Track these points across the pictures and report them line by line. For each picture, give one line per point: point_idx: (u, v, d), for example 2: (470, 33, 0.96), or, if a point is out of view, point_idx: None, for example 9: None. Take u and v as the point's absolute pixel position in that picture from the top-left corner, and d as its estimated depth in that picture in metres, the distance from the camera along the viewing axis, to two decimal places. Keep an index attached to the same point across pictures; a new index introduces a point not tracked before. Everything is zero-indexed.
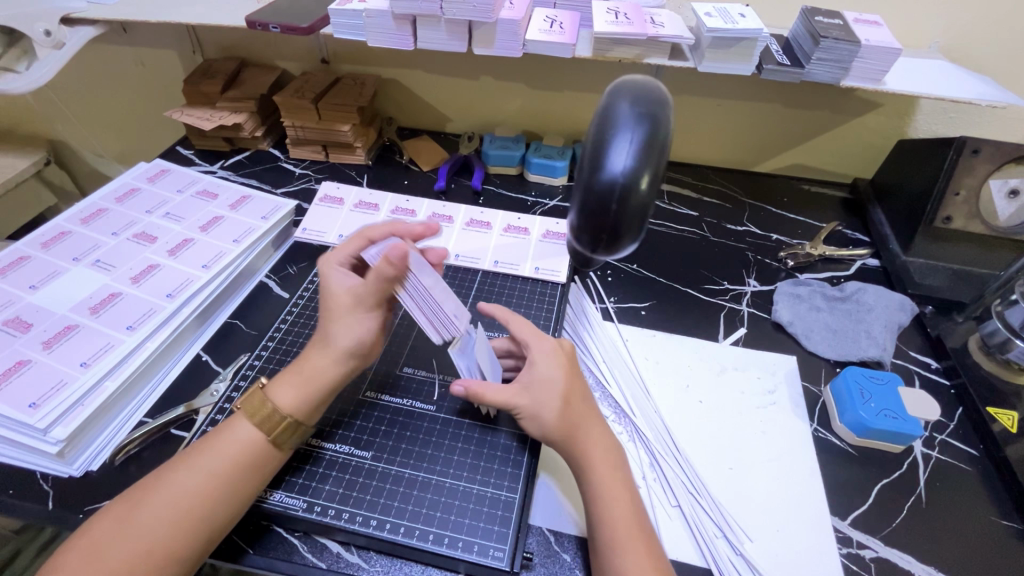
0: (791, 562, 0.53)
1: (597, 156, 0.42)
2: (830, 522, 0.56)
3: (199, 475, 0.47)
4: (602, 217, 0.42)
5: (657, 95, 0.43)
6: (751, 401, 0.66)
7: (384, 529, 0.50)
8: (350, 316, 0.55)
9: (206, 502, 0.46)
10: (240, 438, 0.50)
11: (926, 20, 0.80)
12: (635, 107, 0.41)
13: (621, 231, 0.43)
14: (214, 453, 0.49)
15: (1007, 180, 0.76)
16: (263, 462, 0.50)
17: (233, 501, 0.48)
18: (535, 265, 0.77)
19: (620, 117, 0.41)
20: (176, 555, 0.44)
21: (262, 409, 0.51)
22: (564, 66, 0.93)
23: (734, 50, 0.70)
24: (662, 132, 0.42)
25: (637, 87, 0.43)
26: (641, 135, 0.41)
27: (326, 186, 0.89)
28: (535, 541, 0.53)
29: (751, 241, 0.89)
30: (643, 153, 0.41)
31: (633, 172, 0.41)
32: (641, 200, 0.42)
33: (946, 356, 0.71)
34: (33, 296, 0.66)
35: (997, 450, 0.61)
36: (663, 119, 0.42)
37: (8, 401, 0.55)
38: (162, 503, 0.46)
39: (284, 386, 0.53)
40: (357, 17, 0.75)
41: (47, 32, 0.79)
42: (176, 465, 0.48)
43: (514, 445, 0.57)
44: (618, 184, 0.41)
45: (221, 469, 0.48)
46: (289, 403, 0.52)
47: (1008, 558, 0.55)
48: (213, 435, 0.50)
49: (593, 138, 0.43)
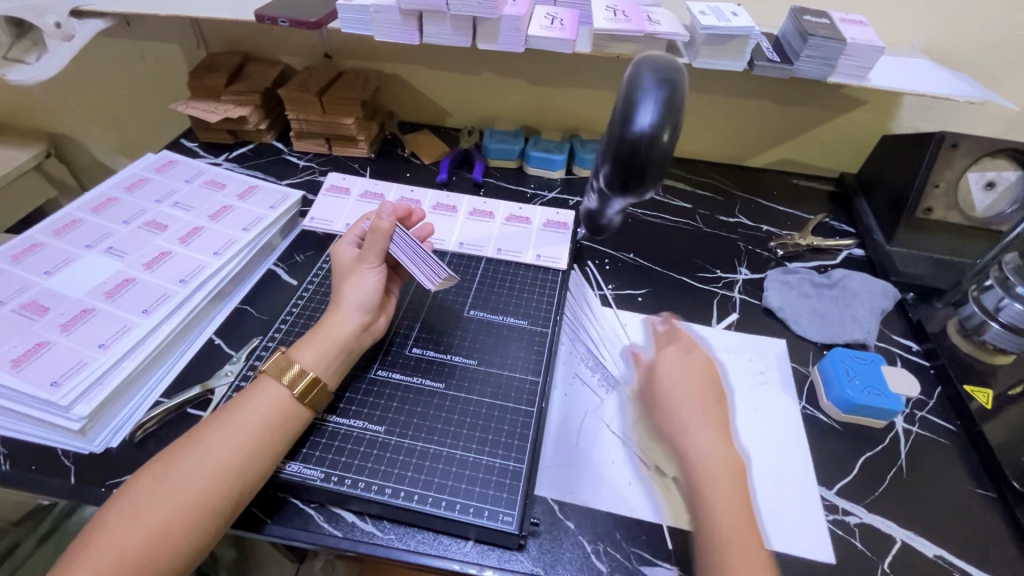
0: (782, 527, 0.56)
1: (625, 114, 0.45)
2: (818, 492, 0.59)
3: (230, 434, 0.51)
4: (627, 167, 0.46)
5: (674, 62, 0.47)
6: (745, 380, 0.69)
7: (399, 496, 0.53)
8: (355, 272, 0.63)
9: (236, 461, 0.50)
10: (268, 400, 0.54)
11: (907, 21, 0.84)
12: (656, 72, 0.45)
13: (644, 180, 0.47)
14: (244, 413, 0.52)
15: (983, 173, 0.81)
16: (289, 426, 0.54)
17: (262, 460, 0.51)
18: (536, 253, 0.80)
19: (644, 81, 0.45)
20: (210, 506, 0.47)
21: (288, 369, 0.56)
22: (563, 63, 0.96)
23: (726, 47, 0.73)
24: (680, 94, 0.45)
25: (657, 57, 0.47)
26: (663, 96, 0.44)
27: (332, 177, 0.92)
28: (540, 510, 0.56)
29: (742, 231, 0.92)
30: (666, 111, 0.44)
31: (657, 127, 0.44)
32: (662, 151, 0.45)
33: (926, 339, 0.74)
34: (48, 282, 0.68)
35: (973, 427, 0.65)
36: (681, 83, 0.46)
37: (30, 380, 0.57)
38: (196, 459, 0.49)
39: (305, 346, 0.58)
40: (364, 12, 0.77)
41: (58, 24, 0.81)
42: (206, 427, 0.51)
43: (521, 420, 0.60)
44: (644, 137, 0.44)
45: (251, 428, 0.51)
46: (312, 363, 0.57)
47: (980, 522, 0.59)
48: (241, 398, 0.54)
49: (620, 101, 0.46)
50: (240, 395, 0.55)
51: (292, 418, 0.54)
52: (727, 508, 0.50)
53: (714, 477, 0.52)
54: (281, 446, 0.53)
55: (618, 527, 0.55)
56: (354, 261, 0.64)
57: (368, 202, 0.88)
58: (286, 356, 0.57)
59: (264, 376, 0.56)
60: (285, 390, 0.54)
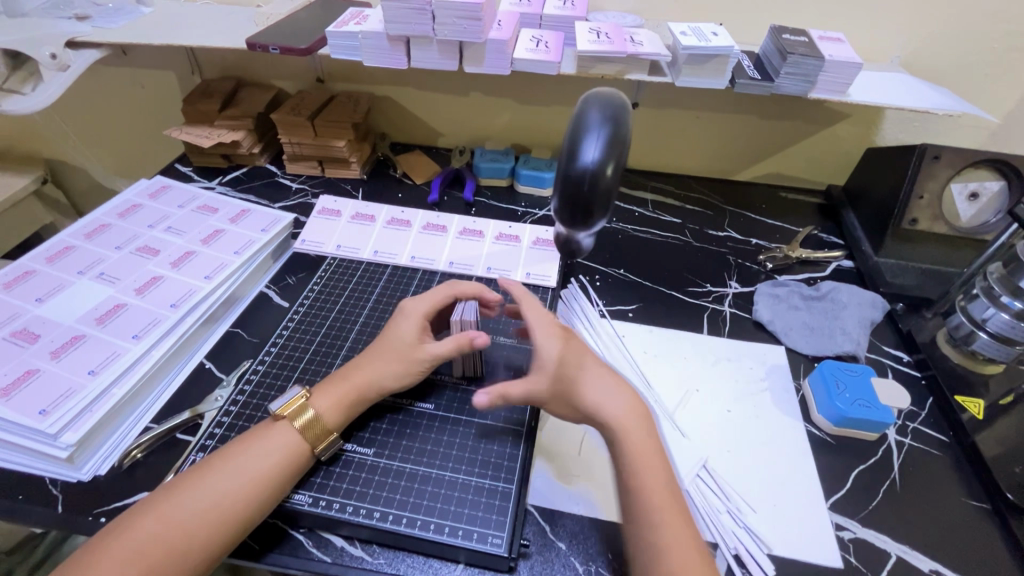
0: (787, 536, 0.56)
1: (570, 149, 0.43)
2: (825, 508, 0.59)
3: (236, 482, 0.50)
4: (572, 203, 0.44)
5: (621, 96, 0.45)
6: (744, 388, 0.70)
7: (387, 520, 0.53)
8: (408, 356, 0.60)
9: (241, 506, 0.49)
10: (278, 446, 0.53)
11: (884, 38, 0.86)
12: (604, 106, 0.43)
13: (591, 215, 0.44)
14: (252, 459, 0.52)
15: (966, 184, 0.82)
16: (295, 474, 0.53)
17: (265, 504, 0.51)
18: (525, 271, 0.81)
19: (590, 116, 0.43)
20: (211, 553, 0.47)
21: (304, 415, 0.55)
22: (549, 83, 0.98)
23: (708, 66, 0.75)
24: (626, 129, 0.44)
25: (605, 91, 0.45)
26: (608, 132, 0.42)
27: (324, 199, 0.93)
28: (531, 530, 0.55)
29: (731, 246, 0.93)
30: (611, 146, 0.42)
31: (601, 163, 0.42)
32: (607, 187, 0.43)
33: (917, 350, 0.75)
34: (40, 308, 0.68)
35: (966, 437, 0.65)
36: (627, 119, 0.44)
37: (19, 409, 0.57)
38: (202, 506, 0.48)
39: (325, 404, 0.56)
40: (353, 38, 0.79)
41: (53, 55, 0.83)
42: (215, 464, 0.51)
43: (511, 438, 0.60)
44: (587, 172, 0.42)
45: (258, 474, 0.51)
46: (339, 424, 0.56)
47: (976, 534, 0.58)
48: (257, 438, 0.53)
49: (565, 135, 0.44)
50: (250, 435, 0.54)
51: (302, 466, 0.54)
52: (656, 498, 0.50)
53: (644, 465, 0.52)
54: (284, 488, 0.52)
55: (610, 547, 0.54)
56: (415, 339, 0.61)
57: (360, 223, 0.89)
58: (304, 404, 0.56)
59: (282, 421, 0.55)
60: (305, 445, 0.54)
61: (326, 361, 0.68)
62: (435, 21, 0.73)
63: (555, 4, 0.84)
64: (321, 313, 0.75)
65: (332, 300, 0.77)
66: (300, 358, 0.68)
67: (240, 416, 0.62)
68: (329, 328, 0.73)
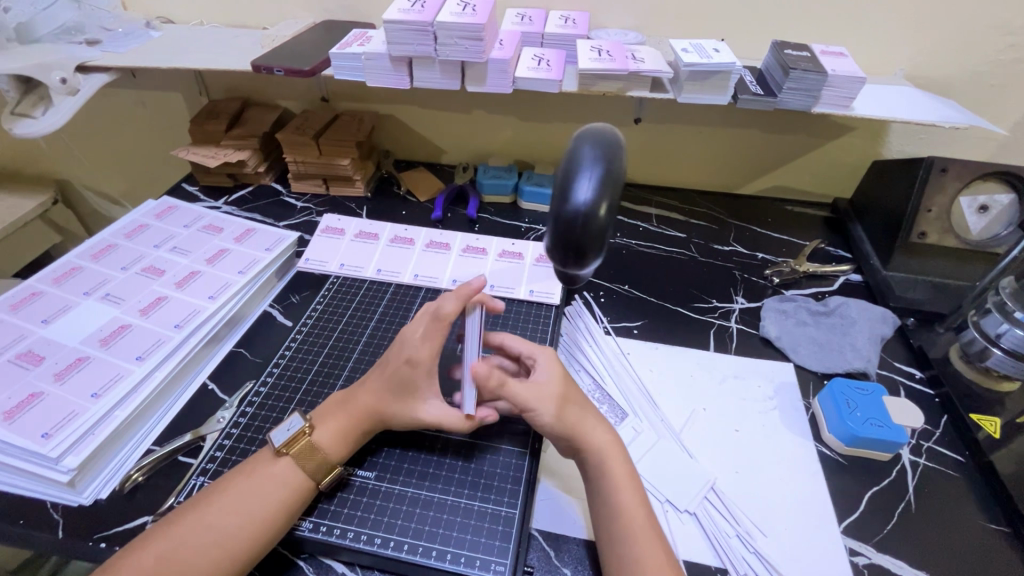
0: (802, 561, 0.55)
1: (562, 189, 0.42)
2: (838, 534, 0.57)
3: (239, 523, 0.49)
4: (565, 242, 0.43)
5: (614, 133, 0.45)
6: (752, 406, 0.69)
7: (388, 546, 0.52)
8: (410, 404, 0.58)
9: (241, 544, 0.48)
10: (280, 481, 0.52)
11: (888, 50, 0.85)
12: (596, 145, 0.43)
13: (585, 255, 0.44)
14: (254, 496, 0.50)
15: (975, 198, 0.81)
16: (299, 508, 0.52)
17: (265, 542, 0.50)
18: (529, 288, 0.81)
19: (583, 155, 0.43)
20: None
21: (305, 449, 0.54)
22: (552, 101, 0.98)
23: (710, 82, 0.74)
24: (619, 169, 0.43)
25: (598, 129, 0.45)
26: (600, 172, 0.42)
27: (328, 218, 0.93)
28: (535, 556, 0.54)
29: (737, 260, 0.92)
30: (603, 187, 0.42)
31: (594, 203, 0.41)
32: (601, 227, 0.43)
33: (930, 365, 0.73)
34: (45, 330, 0.68)
35: (982, 456, 0.63)
36: (620, 157, 0.44)
37: (21, 432, 0.57)
38: (203, 546, 0.47)
39: (325, 437, 0.55)
40: (356, 60, 0.80)
41: (63, 79, 0.84)
42: (216, 497, 0.51)
43: (514, 462, 0.59)
44: (580, 213, 0.41)
45: (260, 512, 0.50)
46: (341, 457, 0.55)
47: (997, 559, 0.56)
48: (259, 472, 0.52)
49: (559, 174, 0.44)
50: (250, 469, 0.53)
51: (304, 500, 0.53)
52: (631, 516, 0.51)
53: (621, 486, 0.53)
54: (283, 531, 0.51)
55: None
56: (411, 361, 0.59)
57: (363, 241, 0.89)
58: (309, 442, 0.54)
59: (284, 457, 0.54)
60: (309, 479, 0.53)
61: (328, 381, 0.68)
62: (437, 42, 0.74)
63: (556, 23, 0.85)
64: (324, 332, 0.75)
65: (335, 318, 0.77)
66: (302, 379, 0.68)
67: (242, 438, 0.62)
68: (331, 349, 0.72)
